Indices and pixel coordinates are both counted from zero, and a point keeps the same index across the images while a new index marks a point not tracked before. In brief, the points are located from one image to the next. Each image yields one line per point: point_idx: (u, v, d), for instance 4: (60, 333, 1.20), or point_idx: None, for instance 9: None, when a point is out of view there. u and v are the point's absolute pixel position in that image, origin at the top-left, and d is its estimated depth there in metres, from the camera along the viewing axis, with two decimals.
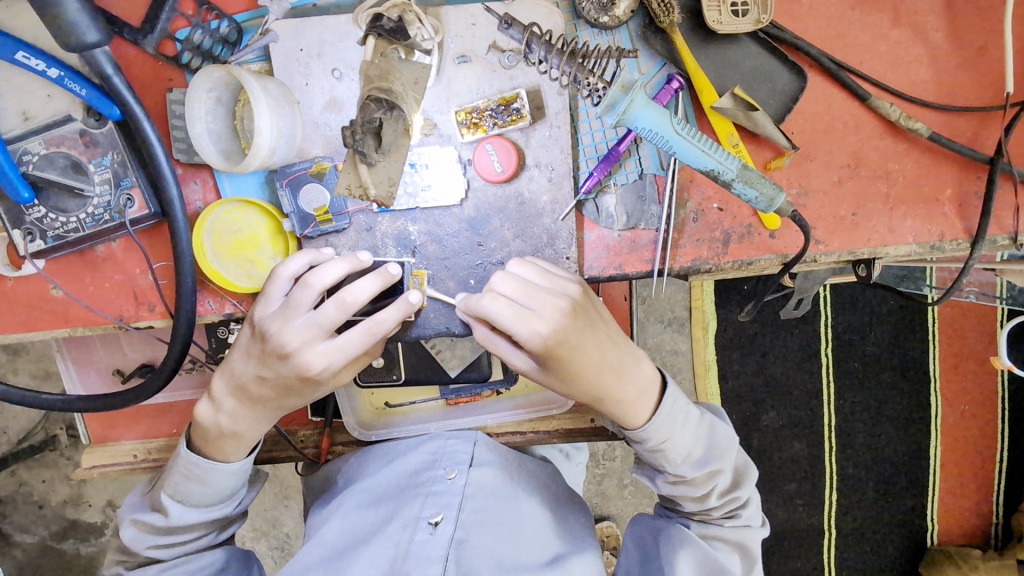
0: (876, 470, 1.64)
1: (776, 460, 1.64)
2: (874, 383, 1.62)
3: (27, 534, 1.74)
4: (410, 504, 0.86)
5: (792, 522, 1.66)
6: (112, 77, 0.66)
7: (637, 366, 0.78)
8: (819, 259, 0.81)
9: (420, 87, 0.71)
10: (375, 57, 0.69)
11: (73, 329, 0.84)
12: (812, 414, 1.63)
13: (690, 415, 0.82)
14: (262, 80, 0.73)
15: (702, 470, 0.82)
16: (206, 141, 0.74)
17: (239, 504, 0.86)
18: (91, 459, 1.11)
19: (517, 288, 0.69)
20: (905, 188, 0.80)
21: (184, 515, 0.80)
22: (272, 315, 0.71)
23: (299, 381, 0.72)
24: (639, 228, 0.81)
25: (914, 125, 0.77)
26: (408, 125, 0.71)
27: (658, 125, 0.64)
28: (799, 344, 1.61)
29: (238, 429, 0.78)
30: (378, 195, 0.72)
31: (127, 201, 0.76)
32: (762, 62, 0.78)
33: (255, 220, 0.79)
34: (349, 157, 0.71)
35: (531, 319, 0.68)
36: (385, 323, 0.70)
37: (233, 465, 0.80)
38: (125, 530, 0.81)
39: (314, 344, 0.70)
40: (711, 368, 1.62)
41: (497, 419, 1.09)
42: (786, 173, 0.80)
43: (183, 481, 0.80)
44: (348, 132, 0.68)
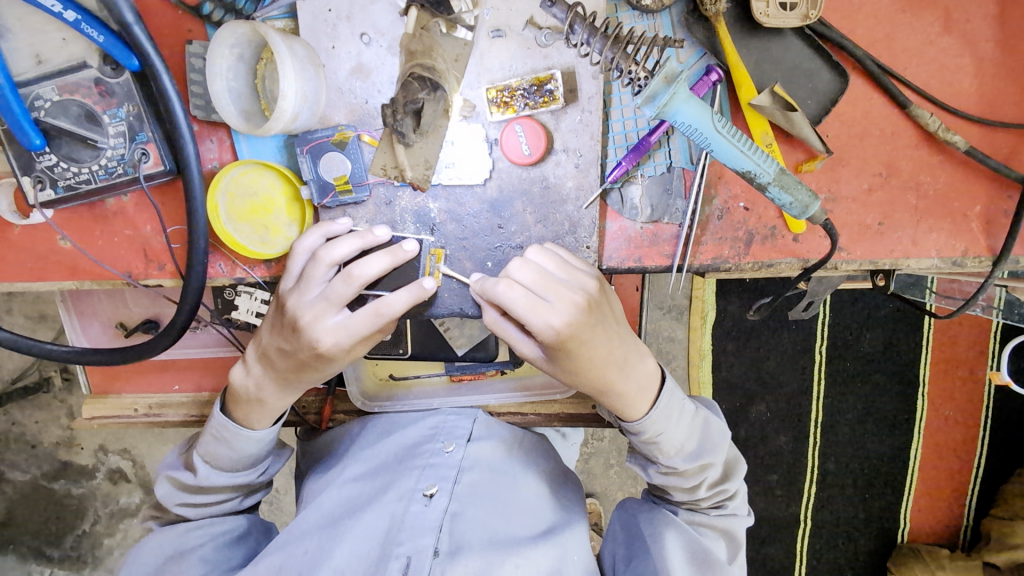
0: (859, 469, 1.67)
1: (763, 452, 1.67)
2: (865, 385, 1.64)
3: (18, 471, 1.75)
4: (406, 475, 0.87)
5: (772, 511, 1.70)
6: (133, 25, 0.64)
7: (640, 362, 0.78)
8: (840, 266, 0.81)
9: (461, 64, 0.74)
10: (416, 31, 0.72)
11: (81, 282, 0.83)
12: (802, 410, 1.65)
13: (685, 409, 0.83)
14: (288, 40, 0.70)
15: (695, 463, 0.82)
16: (226, 100, 0.71)
17: (265, 472, 0.86)
18: (92, 410, 1.12)
19: (534, 277, 0.68)
20: (934, 201, 0.79)
21: (212, 477, 0.80)
22: (288, 288, 0.72)
23: (308, 358, 0.71)
24: (662, 222, 0.80)
25: (952, 138, 0.76)
26: (448, 105, 0.75)
27: (698, 121, 0.61)
28: (795, 340, 1.62)
29: (264, 397, 0.77)
30: (414, 177, 0.76)
31: (141, 156, 0.73)
32: (805, 60, 0.76)
33: (271, 184, 0.78)
34: (386, 134, 0.74)
35: (544, 311, 0.67)
36: (395, 305, 0.69)
37: (258, 432, 0.80)
38: (159, 484, 0.82)
39: (322, 321, 0.69)
40: (705, 357, 1.62)
41: (498, 399, 1.10)
42: (817, 177, 0.78)
43: (212, 443, 0.80)
44: (390, 110, 0.71)
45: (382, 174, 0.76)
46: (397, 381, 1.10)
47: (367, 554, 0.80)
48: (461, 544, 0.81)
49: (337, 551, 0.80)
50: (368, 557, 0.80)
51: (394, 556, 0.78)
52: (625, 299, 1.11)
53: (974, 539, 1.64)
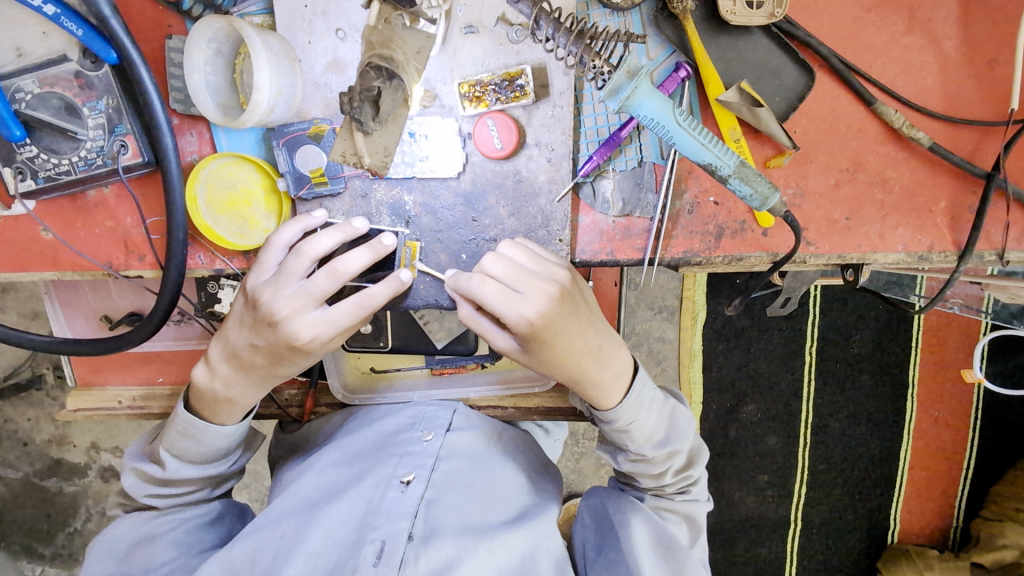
0: (846, 468, 1.68)
1: (751, 452, 1.69)
2: (852, 385, 1.65)
3: (11, 469, 1.76)
4: (384, 464, 0.88)
5: (760, 511, 1.71)
6: (110, 18, 0.66)
7: (616, 352, 0.80)
8: (809, 260, 0.82)
9: (423, 57, 0.74)
10: (378, 23, 0.72)
11: (62, 273, 0.84)
12: (790, 409, 1.66)
13: (656, 399, 0.85)
14: (263, 34, 0.71)
15: (662, 450, 0.84)
16: (204, 93, 0.73)
17: (234, 464, 0.87)
18: (77, 402, 1.13)
19: (506, 270, 0.70)
20: (901, 196, 0.81)
21: (180, 470, 0.81)
22: (266, 282, 0.71)
23: (289, 351, 0.72)
24: (634, 216, 0.81)
25: (916, 134, 0.77)
26: (407, 95, 0.75)
27: (661, 115, 0.63)
28: (784, 340, 1.64)
29: (232, 395, 0.78)
30: (372, 164, 0.76)
31: (120, 147, 0.75)
32: (772, 57, 0.77)
33: (250, 177, 0.79)
34: (346, 123, 0.75)
35: (518, 302, 0.68)
36: (376, 298, 0.71)
37: (228, 427, 0.82)
38: (126, 477, 0.83)
39: (304, 315, 0.70)
40: (696, 359, 1.64)
41: (479, 393, 1.11)
42: (785, 173, 0.80)
43: (179, 438, 0.81)
44: (346, 98, 0.72)
45: (341, 161, 0.76)
46: (378, 374, 1.11)
47: (343, 538, 0.81)
48: (436, 529, 0.81)
49: (312, 536, 0.81)
50: (344, 541, 0.81)
51: (369, 540, 0.79)
52: (606, 294, 1.13)
53: (963, 539, 1.65)
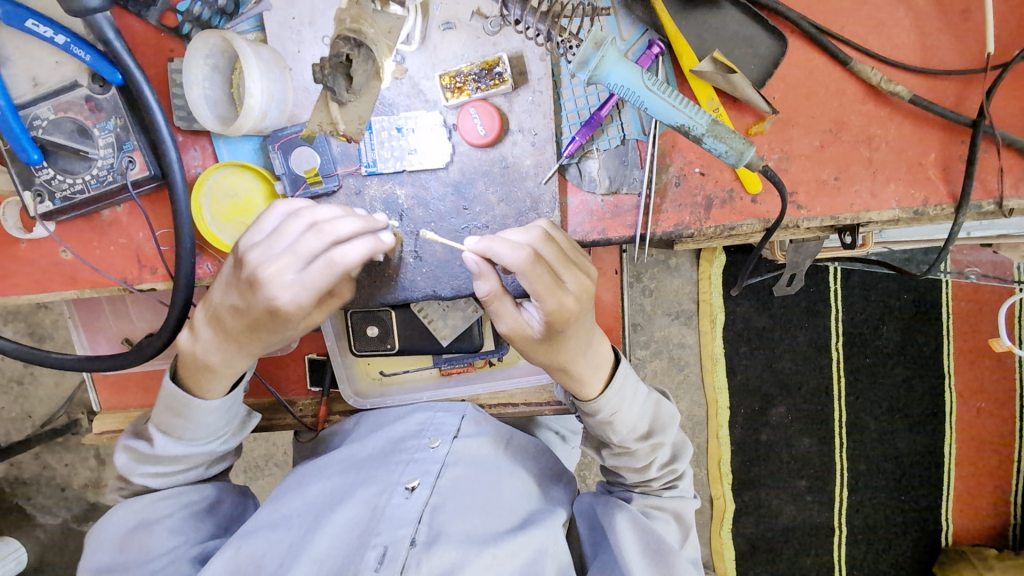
0: (890, 469, 1.62)
1: (785, 456, 1.64)
2: (883, 379, 1.60)
3: (50, 516, 1.80)
4: (393, 470, 0.89)
5: (802, 518, 1.65)
6: (113, 41, 0.71)
7: (600, 344, 0.81)
8: (802, 224, 0.82)
9: (393, 37, 0.78)
10: (350, 4, 0.76)
11: (81, 291, 0.89)
12: (823, 410, 1.62)
13: (639, 392, 0.87)
14: (254, 46, 0.76)
15: (644, 442, 0.87)
16: (203, 106, 0.78)
17: (225, 443, 0.89)
18: (102, 425, 1.16)
19: (556, 256, 0.70)
20: (888, 153, 0.81)
21: (168, 447, 0.84)
22: (257, 241, 0.71)
23: (262, 314, 0.71)
24: (621, 193, 0.83)
25: (895, 88, 0.78)
26: (378, 68, 0.79)
27: (628, 82, 0.65)
28: (808, 337, 1.60)
29: (211, 361, 0.78)
30: (348, 131, 0.79)
31: (129, 163, 0.80)
32: (743, 27, 0.79)
33: (251, 185, 0.84)
34: (322, 94, 0.78)
35: (560, 291, 0.69)
36: (353, 259, 0.68)
37: (211, 403, 0.82)
38: (118, 454, 0.86)
39: (283, 273, 0.69)
40: (719, 363, 1.61)
41: (489, 389, 1.11)
42: (767, 138, 0.81)
43: (166, 413, 0.83)
44: (317, 65, 0.75)
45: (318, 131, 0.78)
46: (389, 377, 1.12)
47: (346, 547, 0.81)
48: (440, 534, 0.81)
49: (315, 542, 0.81)
50: (346, 548, 0.81)
51: (372, 545, 0.79)
52: (609, 284, 1.13)
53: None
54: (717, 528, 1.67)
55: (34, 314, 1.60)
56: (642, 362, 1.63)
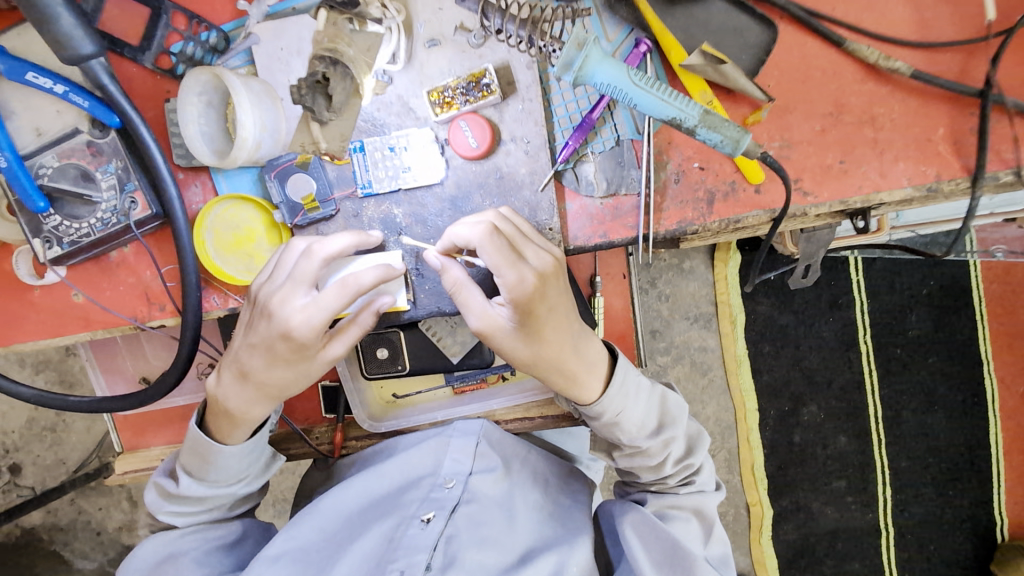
0: (933, 463, 1.55)
1: (821, 455, 1.57)
2: (919, 369, 1.53)
3: (86, 560, 1.81)
4: (408, 499, 0.89)
5: (844, 519, 1.57)
6: (109, 85, 0.73)
7: (591, 342, 0.79)
8: (811, 212, 0.80)
9: (372, 54, 0.80)
10: (326, 26, 0.79)
11: (93, 332, 0.90)
12: (857, 406, 1.55)
13: (641, 386, 0.85)
14: (244, 79, 0.78)
15: (656, 439, 0.85)
16: (200, 142, 0.79)
17: (247, 485, 0.90)
18: (124, 465, 1.17)
19: (512, 234, 0.69)
20: (894, 131, 0.78)
21: (191, 487, 0.85)
22: (266, 282, 0.74)
23: (280, 341, 0.71)
24: (620, 194, 0.81)
25: (894, 64, 0.76)
26: (356, 84, 0.81)
27: (616, 79, 0.64)
28: (834, 330, 1.54)
29: (232, 403, 0.79)
30: (330, 148, 0.81)
31: (131, 204, 0.81)
32: (730, 17, 0.78)
33: (251, 216, 0.85)
34: (302, 116, 0.81)
35: (521, 264, 0.66)
36: (362, 277, 0.70)
37: (229, 447, 0.84)
38: (146, 492, 0.87)
39: (283, 298, 0.70)
40: (744, 363, 1.56)
41: (505, 404, 1.08)
42: (766, 127, 0.79)
43: (191, 454, 0.85)
44: (294, 86, 0.78)
45: (301, 151, 0.81)
46: (402, 399, 1.10)
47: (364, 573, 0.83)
48: (455, 560, 0.82)
49: (334, 572, 0.83)
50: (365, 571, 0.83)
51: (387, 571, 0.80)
52: (618, 289, 1.11)
53: None
54: (756, 536, 1.60)
55: (63, 362, 1.64)
56: (664, 369, 1.59)
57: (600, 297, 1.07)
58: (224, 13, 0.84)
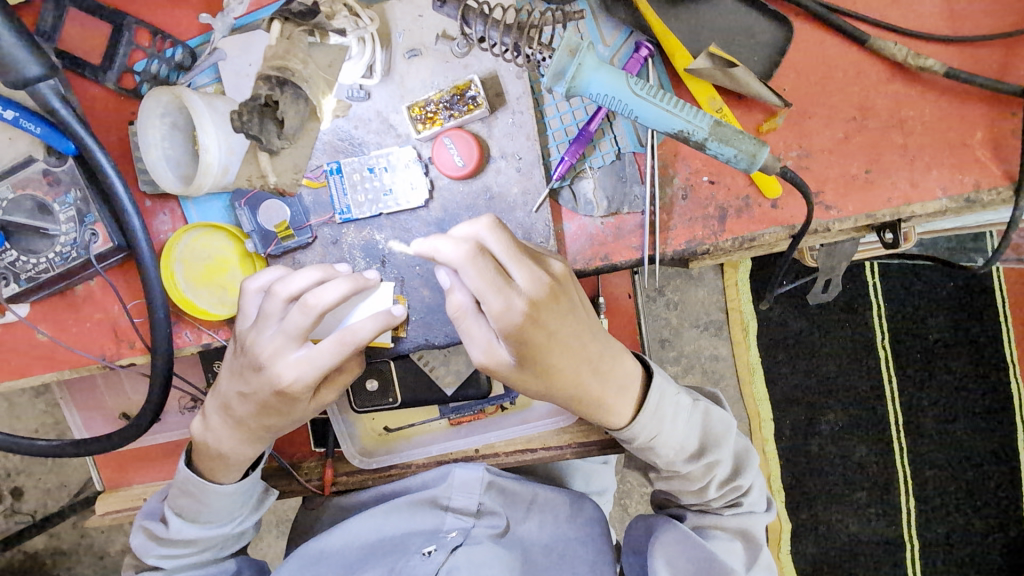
0: (960, 470, 1.45)
1: (839, 464, 1.47)
2: (942, 376, 1.44)
3: None
4: (412, 533, 0.91)
5: (866, 530, 1.48)
6: (59, 109, 0.67)
7: (620, 360, 0.71)
8: (834, 227, 0.72)
9: (333, 70, 0.73)
10: (280, 39, 0.71)
11: (60, 372, 0.84)
12: (878, 415, 1.46)
13: (682, 404, 0.77)
14: (207, 99, 0.71)
15: (698, 463, 0.78)
16: (163, 168, 0.72)
17: (241, 523, 0.83)
18: (105, 506, 1.11)
19: (504, 251, 0.60)
20: (925, 136, 0.70)
21: (184, 528, 0.78)
22: (249, 328, 0.68)
23: (274, 396, 0.67)
24: (622, 213, 0.74)
25: (925, 62, 0.68)
26: (312, 108, 0.74)
27: (614, 89, 0.56)
28: (852, 337, 1.45)
29: (223, 449, 0.75)
30: (280, 183, 0.74)
31: (91, 236, 0.75)
32: (740, 15, 0.71)
33: (223, 244, 0.78)
34: (249, 147, 0.74)
35: (510, 291, 0.59)
36: (358, 333, 0.63)
37: (226, 488, 0.79)
38: (134, 536, 0.80)
39: (271, 354, 0.65)
40: (757, 372, 1.47)
41: (504, 437, 1.01)
42: (782, 135, 0.72)
43: (182, 496, 0.79)
44: (235, 115, 0.70)
45: (248, 185, 0.74)
46: (395, 433, 1.02)
47: None
48: None
49: None
50: None
51: None
52: (622, 309, 1.03)
53: None
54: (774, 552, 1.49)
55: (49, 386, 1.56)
56: (675, 380, 1.49)
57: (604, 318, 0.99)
58: (190, 27, 0.78)
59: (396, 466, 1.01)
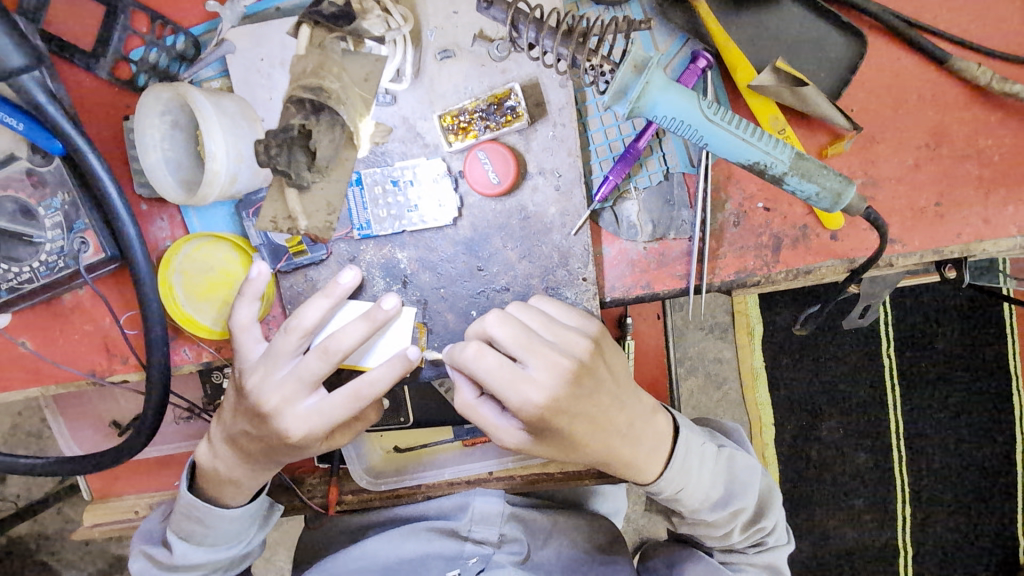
0: (975, 489, 1.26)
1: (838, 476, 1.28)
2: (948, 388, 1.25)
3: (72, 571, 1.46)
4: (432, 556, 0.86)
5: (865, 544, 1.29)
6: (46, 104, 0.59)
7: (650, 419, 0.66)
8: (897, 262, 0.66)
9: (372, 84, 0.59)
10: (310, 49, 0.58)
11: (45, 387, 0.77)
12: (879, 422, 1.27)
13: (707, 453, 0.71)
14: (215, 97, 0.64)
15: (723, 512, 0.71)
16: (163, 173, 0.65)
17: (250, 543, 0.76)
18: (94, 517, 1.02)
19: (513, 338, 0.58)
20: (1003, 168, 0.64)
21: (188, 554, 0.71)
22: (255, 364, 0.63)
23: (278, 444, 0.64)
24: (668, 239, 0.68)
25: (1012, 88, 0.62)
26: (350, 134, 0.60)
27: (684, 112, 0.53)
28: (859, 341, 1.26)
29: (237, 476, 0.69)
30: (311, 227, 0.61)
31: (81, 245, 0.68)
32: (809, 28, 0.65)
33: (228, 256, 0.71)
34: (275, 181, 0.60)
35: (522, 384, 0.57)
36: (375, 386, 0.60)
37: (233, 510, 0.72)
38: (135, 562, 0.73)
39: (281, 400, 0.61)
40: (761, 378, 1.27)
41: (521, 459, 0.92)
42: (848, 160, 0.65)
43: (185, 521, 0.72)
44: (260, 145, 0.57)
45: (272, 228, 0.61)
46: (407, 452, 0.95)
47: None
48: None
49: None
50: None
51: None
52: (650, 330, 1.00)
53: None
54: None
55: None
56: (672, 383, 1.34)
57: (630, 339, 0.93)
58: (193, 14, 0.70)
59: (405, 487, 0.93)
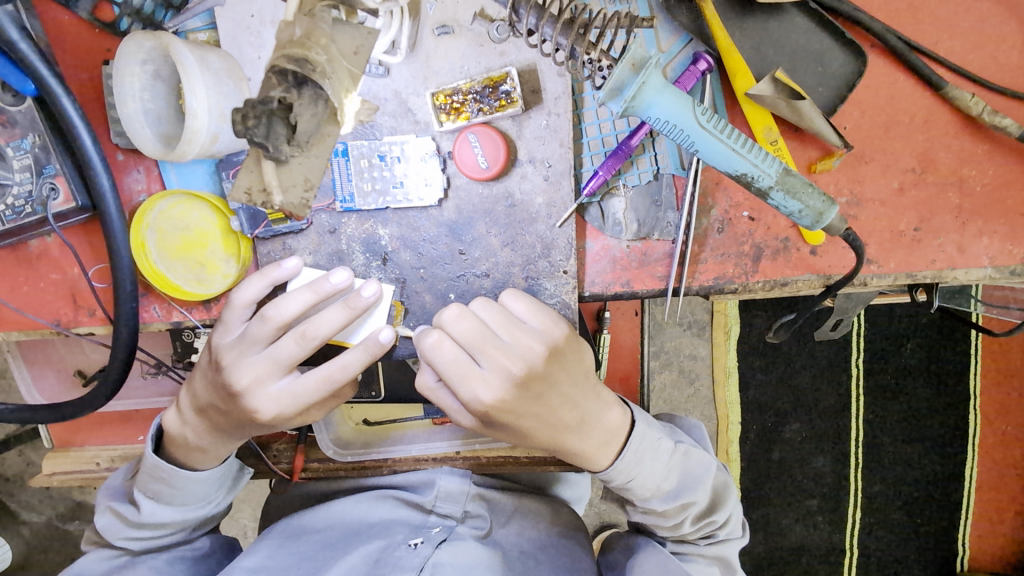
0: (921, 495, 1.31)
1: (796, 476, 1.33)
2: (904, 401, 1.29)
3: (32, 513, 1.46)
4: (396, 523, 0.85)
5: (812, 539, 1.34)
6: (19, 43, 0.57)
7: (605, 414, 0.67)
8: (871, 282, 0.67)
9: (361, 58, 0.55)
10: (298, 16, 0.53)
11: (6, 334, 0.75)
12: (839, 428, 1.31)
13: (661, 447, 0.72)
14: (199, 51, 0.61)
15: (673, 504, 0.72)
16: (140, 124, 0.63)
17: (219, 504, 0.77)
18: (53, 465, 1.01)
19: (470, 336, 0.59)
20: (983, 200, 0.65)
21: (157, 513, 0.71)
22: (227, 346, 0.62)
23: (246, 421, 0.64)
24: (652, 239, 0.68)
25: (1001, 121, 0.62)
26: (334, 109, 0.55)
27: (676, 116, 0.52)
28: (829, 352, 1.28)
29: (204, 445, 0.69)
30: (287, 203, 0.57)
31: (50, 192, 0.65)
32: (812, 40, 0.64)
33: (204, 216, 0.69)
34: (252, 151, 0.56)
35: (474, 380, 0.58)
36: (348, 369, 0.61)
37: (203, 473, 0.72)
38: (100, 517, 0.73)
39: (254, 382, 0.61)
40: (732, 377, 1.30)
41: (487, 443, 0.95)
42: (835, 177, 0.66)
43: (151, 481, 0.71)
44: (238, 115, 0.52)
45: (247, 200, 0.57)
46: (376, 426, 0.96)
47: None
48: None
49: None
50: None
51: None
52: (626, 325, 1.02)
53: None
54: None
55: None
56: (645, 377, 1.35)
57: (606, 333, 0.93)
58: None
59: (371, 459, 0.95)
